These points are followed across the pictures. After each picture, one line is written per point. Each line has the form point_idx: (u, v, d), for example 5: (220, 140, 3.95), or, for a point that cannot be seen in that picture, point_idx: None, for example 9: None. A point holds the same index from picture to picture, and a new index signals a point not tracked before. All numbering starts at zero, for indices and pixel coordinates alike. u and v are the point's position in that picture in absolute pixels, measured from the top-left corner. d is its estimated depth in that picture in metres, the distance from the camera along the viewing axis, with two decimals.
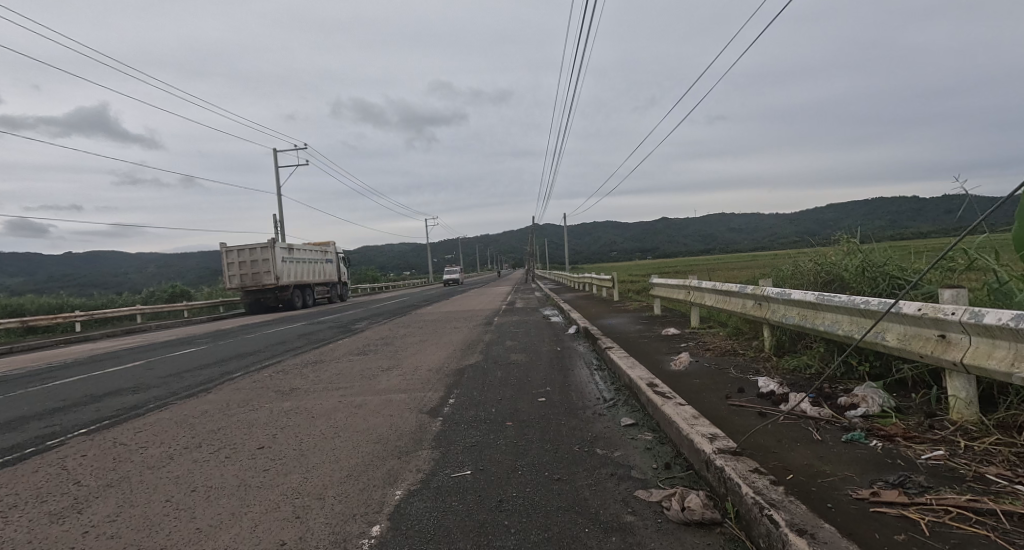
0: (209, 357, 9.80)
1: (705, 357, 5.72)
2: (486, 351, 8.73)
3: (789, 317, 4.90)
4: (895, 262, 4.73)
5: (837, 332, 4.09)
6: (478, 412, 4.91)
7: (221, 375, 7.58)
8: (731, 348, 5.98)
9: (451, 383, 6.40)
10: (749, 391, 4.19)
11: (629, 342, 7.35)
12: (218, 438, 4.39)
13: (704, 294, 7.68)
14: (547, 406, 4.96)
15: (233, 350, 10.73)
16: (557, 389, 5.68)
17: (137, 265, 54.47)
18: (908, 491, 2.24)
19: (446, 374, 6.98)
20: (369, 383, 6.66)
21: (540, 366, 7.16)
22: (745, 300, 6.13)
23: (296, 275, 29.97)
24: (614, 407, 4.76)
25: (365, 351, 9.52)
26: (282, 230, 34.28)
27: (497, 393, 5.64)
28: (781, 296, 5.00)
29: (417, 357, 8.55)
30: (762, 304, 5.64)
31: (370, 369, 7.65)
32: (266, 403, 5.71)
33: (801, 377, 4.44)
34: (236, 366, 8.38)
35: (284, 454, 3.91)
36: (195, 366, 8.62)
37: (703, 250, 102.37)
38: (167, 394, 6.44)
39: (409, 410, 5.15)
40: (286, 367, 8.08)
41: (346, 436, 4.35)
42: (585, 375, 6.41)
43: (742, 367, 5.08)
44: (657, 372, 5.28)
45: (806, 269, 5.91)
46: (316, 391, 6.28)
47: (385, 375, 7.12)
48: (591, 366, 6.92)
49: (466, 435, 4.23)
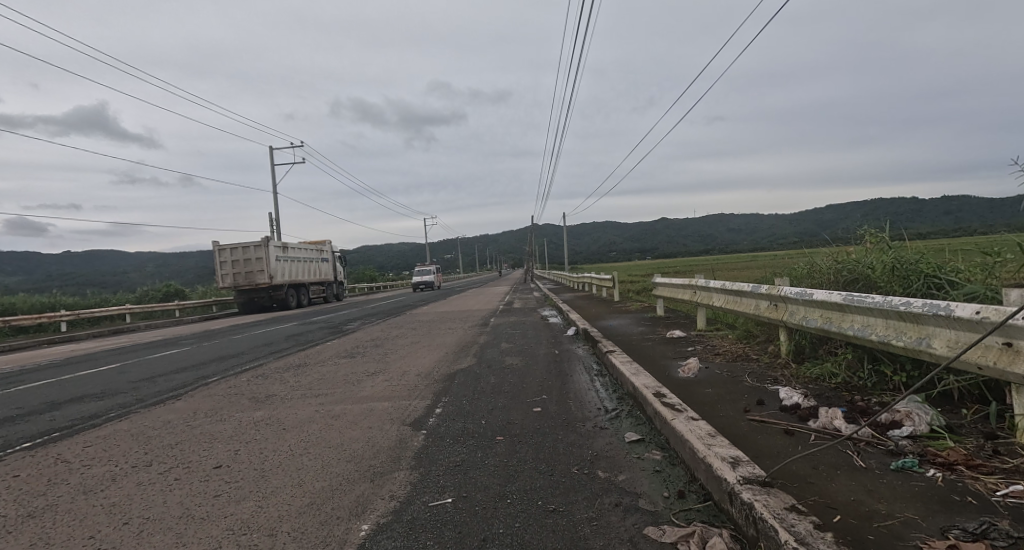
0: (188, 360, 9.31)
1: (716, 363, 5.25)
2: (480, 355, 8.25)
3: (810, 320, 4.42)
4: (930, 259, 4.26)
5: (869, 338, 3.61)
6: (465, 425, 4.43)
7: (196, 380, 7.09)
8: (743, 353, 5.51)
9: (439, 390, 5.92)
10: (769, 403, 3.72)
11: (632, 345, 6.87)
12: (173, 455, 3.91)
13: (711, 293, 7.21)
14: (543, 418, 4.48)
15: (215, 353, 10.24)
16: (554, 398, 5.20)
17: (132, 264, 54.01)
18: (995, 544, 1.77)
19: (435, 380, 6.49)
20: (352, 389, 6.18)
21: (536, 372, 6.69)
22: (757, 300, 5.66)
23: (291, 275, 29.47)
24: (617, 420, 4.28)
25: (353, 354, 9.04)
26: (277, 229, 33.82)
27: (488, 402, 5.17)
28: (801, 297, 4.52)
29: (407, 361, 8.06)
30: (777, 305, 5.16)
31: (355, 373, 7.18)
32: (237, 413, 5.22)
33: (826, 387, 3.96)
34: (213, 370, 7.89)
35: (242, 475, 3.43)
36: (170, 370, 8.13)
37: (702, 251, 101.99)
38: (132, 402, 5.95)
39: (391, 422, 4.67)
40: (267, 371, 7.59)
41: (316, 454, 3.85)
42: (584, 381, 5.93)
43: (758, 375, 4.61)
44: (664, 379, 4.81)
45: (825, 267, 5.46)
46: (294, 398, 5.80)
47: (370, 381, 6.64)
48: (591, 372, 6.44)
49: (451, 453, 3.75)
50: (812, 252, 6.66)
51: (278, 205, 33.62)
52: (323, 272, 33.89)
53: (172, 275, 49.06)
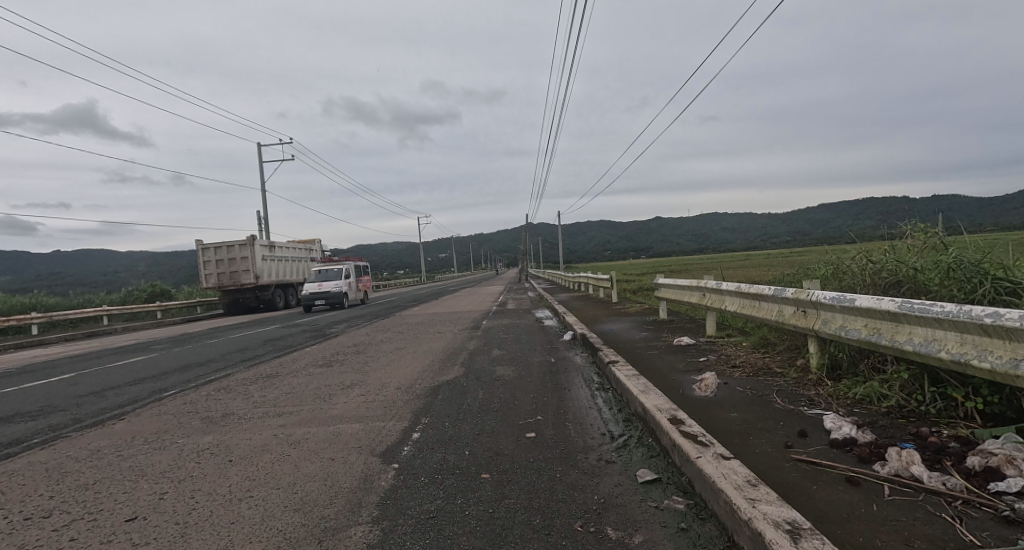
0: (151, 369, 8.54)
1: (736, 379, 4.57)
2: (469, 364, 7.49)
3: (852, 331, 3.75)
4: (995, 259, 3.60)
5: (935, 356, 2.93)
6: (446, 458, 3.72)
7: (149, 395, 6.32)
8: (765, 366, 4.84)
9: (420, 407, 5.22)
10: (813, 435, 3.02)
11: (636, 355, 6.17)
12: (82, 502, 3.16)
13: (723, 296, 6.51)
14: (538, 449, 3.78)
15: (182, 361, 9.45)
16: (551, 420, 4.52)
17: (118, 264, 52.77)
18: None
19: (416, 396, 5.76)
20: (322, 407, 5.45)
21: (530, 385, 5.99)
22: (780, 305, 4.97)
23: (277, 275, 28.51)
24: (626, 452, 3.59)
25: (330, 363, 8.26)
26: (265, 228, 33.00)
27: (474, 425, 4.46)
28: (840, 303, 3.84)
29: (388, 371, 7.30)
30: (806, 312, 4.48)
31: (329, 386, 6.45)
32: (180, 438, 4.47)
33: (875, 412, 3.29)
34: (172, 382, 7.12)
35: (157, 535, 2.70)
36: (127, 382, 7.36)
37: (697, 250, 101.73)
38: (67, 422, 5.18)
39: (358, 451, 3.96)
40: (231, 383, 6.84)
41: (259, 500, 3.11)
42: (585, 398, 5.22)
43: (789, 395, 3.94)
44: (677, 399, 4.13)
45: (858, 268, 4.78)
46: (252, 419, 5.05)
47: (343, 396, 5.88)
48: (591, 386, 5.72)
49: (425, 498, 3.05)
50: (838, 251, 5.99)
51: (265, 202, 32.65)
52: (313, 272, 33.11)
53: (159, 275, 47.88)
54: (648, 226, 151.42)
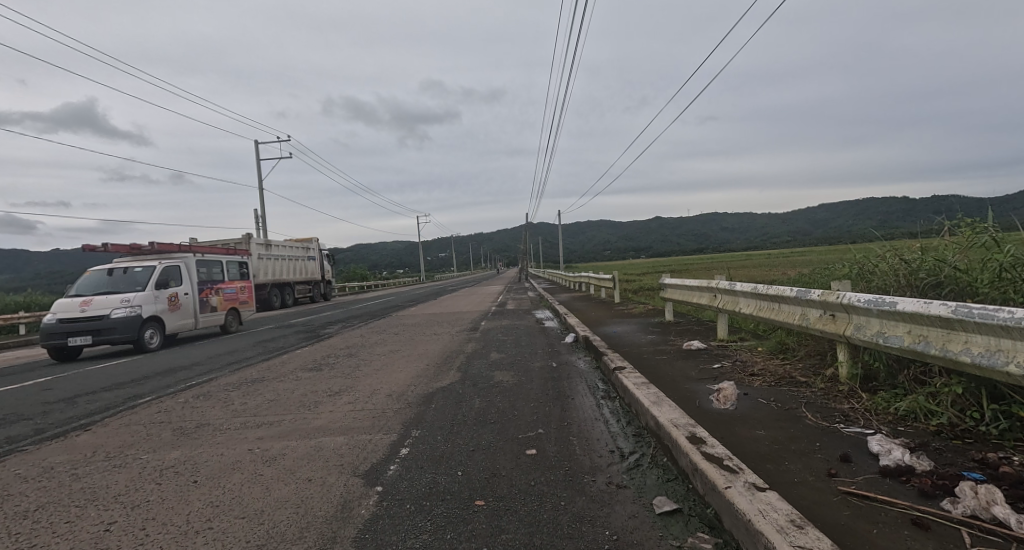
0: (133, 373, 8.12)
1: (756, 390, 4.17)
2: (466, 369, 7.07)
3: (892, 338, 3.34)
4: None
5: (999, 369, 2.53)
6: (436, 480, 3.30)
7: (123, 402, 5.91)
8: (788, 376, 4.44)
9: (411, 418, 4.82)
10: (858, 460, 2.61)
11: (645, 361, 5.74)
12: (15, 535, 2.74)
13: (737, 297, 6.09)
14: (540, 470, 3.36)
15: (166, 363, 9.02)
16: (553, 433, 4.11)
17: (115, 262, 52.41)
18: None
19: (408, 404, 5.36)
20: (306, 417, 5.04)
21: (530, 392, 5.59)
22: (804, 308, 4.56)
23: (273, 274, 28.07)
24: (638, 474, 3.18)
25: (320, 367, 7.83)
26: (262, 226, 32.56)
27: (469, 440, 4.05)
28: (878, 306, 3.43)
29: (379, 377, 6.88)
30: (835, 316, 4.07)
31: (316, 393, 6.04)
32: (145, 453, 4.04)
33: (923, 432, 2.89)
34: (151, 388, 6.70)
35: None
36: (102, 387, 6.93)
37: (697, 250, 101.28)
38: (26, 434, 4.75)
39: (339, 470, 3.54)
40: (212, 389, 6.41)
41: (218, 533, 2.70)
42: (590, 408, 4.80)
43: (820, 409, 3.54)
44: (694, 412, 3.73)
45: (889, 267, 4.39)
46: (226, 431, 4.62)
47: (330, 405, 5.47)
48: (596, 394, 5.31)
49: (410, 532, 2.63)
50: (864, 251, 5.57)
51: (261, 199, 32.19)
52: (310, 272, 32.70)
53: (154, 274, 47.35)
54: (648, 226, 150.93)
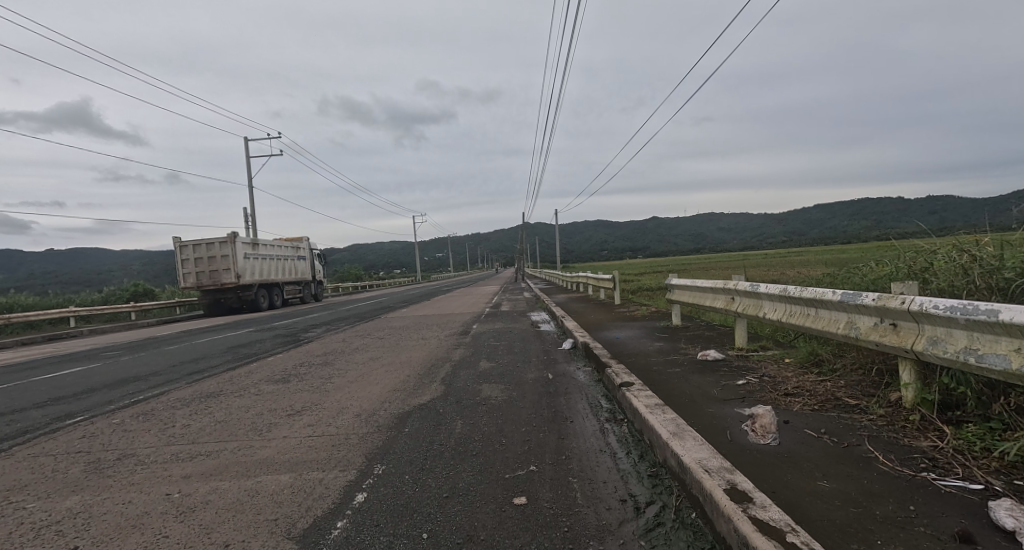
0: (80, 384, 7.27)
1: (799, 417, 3.36)
2: (450, 381, 6.25)
3: (989, 357, 2.54)
4: None
5: None
6: (393, 547, 2.48)
7: (47, 424, 5.06)
8: (835, 399, 3.63)
9: (379, 448, 4.01)
10: (985, 542, 1.80)
11: (655, 376, 4.93)
12: None
13: (760, 301, 5.27)
14: (528, 533, 2.54)
15: (123, 373, 8.17)
16: (548, 473, 3.30)
17: (106, 262, 51.59)
18: None
19: (378, 429, 4.55)
20: (253, 444, 4.22)
21: (522, 413, 4.78)
22: (850, 315, 3.75)
23: (261, 274, 27.18)
24: (660, 541, 2.38)
25: (288, 378, 6.98)
26: (251, 225, 31.61)
27: (441, 484, 3.23)
28: (968, 315, 2.63)
29: (351, 391, 6.04)
30: (896, 325, 3.26)
31: (275, 412, 5.22)
32: (31, 501, 3.18)
33: None
34: (89, 404, 5.85)
35: None
36: (36, 403, 6.08)
37: (695, 250, 100.62)
38: None
39: (269, 531, 2.70)
40: (157, 406, 5.58)
41: None
42: (593, 436, 3.99)
43: (890, 446, 2.74)
44: (726, 449, 2.92)
45: (964, 268, 3.69)
46: (150, 465, 3.77)
47: (287, 427, 4.67)
48: (600, 415, 4.51)
49: None
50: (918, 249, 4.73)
51: (248, 196, 31.26)
52: (300, 271, 31.81)
53: (142, 273, 46.20)
54: (646, 225, 150.38)
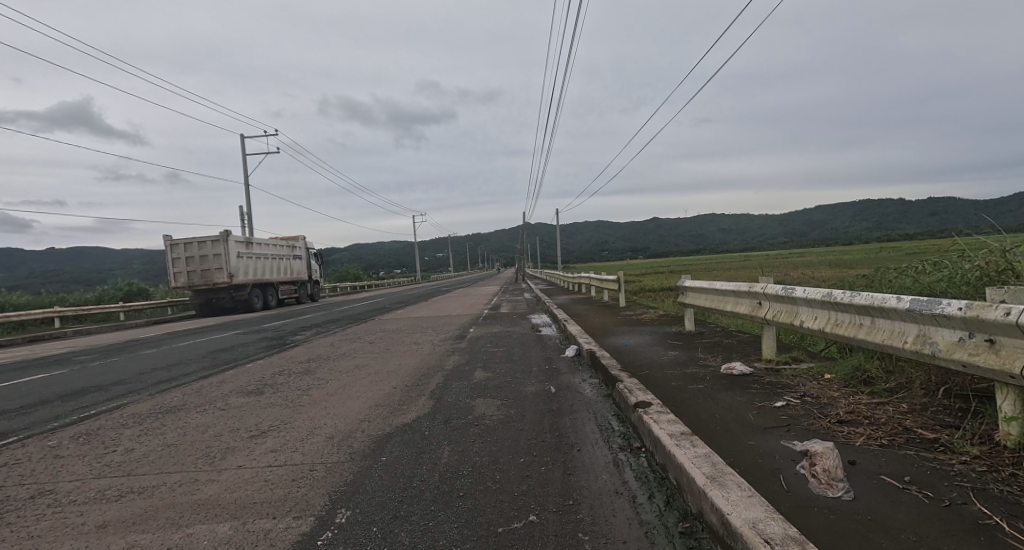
0: (34, 395, 6.57)
1: (867, 455, 2.67)
2: (440, 395, 5.57)
3: None
4: None
5: None
6: None
7: None
8: (907, 433, 2.94)
9: (347, 485, 3.32)
10: None
11: (675, 395, 4.24)
12: None
13: (795, 307, 4.59)
14: None
15: (84, 382, 7.45)
16: (553, 528, 2.61)
17: (103, 262, 51.10)
18: None
19: (351, 457, 3.86)
20: (198, 477, 3.52)
21: (520, 437, 4.09)
22: (923, 328, 3.05)
23: (255, 274, 26.50)
24: None
25: (261, 390, 6.27)
26: (247, 224, 31.00)
27: (415, 543, 2.52)
28: None
29: (329, 406, 5.37)
30: (994, 343, 2.56)
31: (236, 433, 4.52)
32: None
33: None
34: (29, 421, 5.15)
35: None
36: None
37: (696, 251, 99.92)
38: None
39: None
40: (103, 425, 4.86)
41: None
42: (606, 471, 3.29)
43: (1009, 507, 2.05)
44: (784, 506, 2.23)
45: None
46: (62, 507, 3.07)
47: (246, 453, 3.98)
48: (612, 443, 3.82)
49: None
50: (991, 246, 4.03)
51: (243, 195, 30.66)
52: (296, 271, 31.15)
53: (139, 274, 45.69)
54: (647, 225, 149.63)
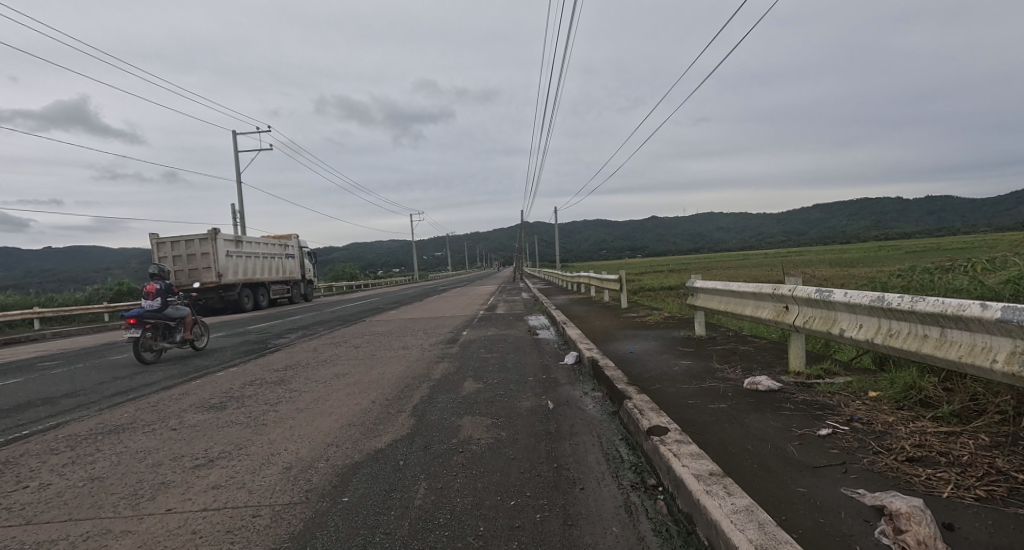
0: None
1: (969, 518, 1.99)
2: (422, 412, 4.90)
3: None
4: None
5: None
6: None
7: None
8: (1005, 480, 2.28)
9: (291, 541, 2.63)
10: None
11: (695, 418, 3.58)
12: None
13: (834, 314, 3.93)
14: None
15: (33, 394, 6.72)
16: None
17: (96, 261, 50.30)
18: None
19: (306, 497, 3.18)
20: (109, 529, 2.82)
21: (510, 470, 3.41)
22: (1019, 343, 2.39)
23: (245, 274, 25.79)
24: None
25: (224, 405, 5.58)
26: (239, 222, 30.26)
27: None
28: None
29: (295, 425, 4.70)
30: None
31: (179, 462, 3.84)
32: None
33: None
34: None
35: None
36: None
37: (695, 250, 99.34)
38: None
39: None
40: (24, 452, 4.14)
41: None
42: (616, 524, 2.60)
43: None
44: None
45: None
46: None
47: (181, 492, 3.29)
48: (622, 480, 3.14)
49: None
50: None
51: (236, 194, 29.97)
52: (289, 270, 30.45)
53: (132, 274, 44.94)
54: (645, 224, 149.10)
